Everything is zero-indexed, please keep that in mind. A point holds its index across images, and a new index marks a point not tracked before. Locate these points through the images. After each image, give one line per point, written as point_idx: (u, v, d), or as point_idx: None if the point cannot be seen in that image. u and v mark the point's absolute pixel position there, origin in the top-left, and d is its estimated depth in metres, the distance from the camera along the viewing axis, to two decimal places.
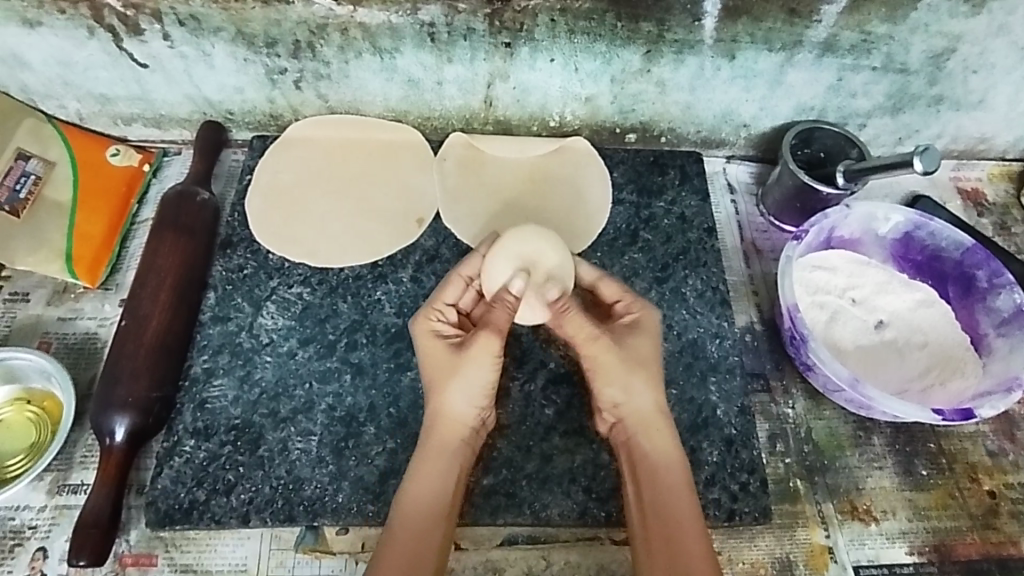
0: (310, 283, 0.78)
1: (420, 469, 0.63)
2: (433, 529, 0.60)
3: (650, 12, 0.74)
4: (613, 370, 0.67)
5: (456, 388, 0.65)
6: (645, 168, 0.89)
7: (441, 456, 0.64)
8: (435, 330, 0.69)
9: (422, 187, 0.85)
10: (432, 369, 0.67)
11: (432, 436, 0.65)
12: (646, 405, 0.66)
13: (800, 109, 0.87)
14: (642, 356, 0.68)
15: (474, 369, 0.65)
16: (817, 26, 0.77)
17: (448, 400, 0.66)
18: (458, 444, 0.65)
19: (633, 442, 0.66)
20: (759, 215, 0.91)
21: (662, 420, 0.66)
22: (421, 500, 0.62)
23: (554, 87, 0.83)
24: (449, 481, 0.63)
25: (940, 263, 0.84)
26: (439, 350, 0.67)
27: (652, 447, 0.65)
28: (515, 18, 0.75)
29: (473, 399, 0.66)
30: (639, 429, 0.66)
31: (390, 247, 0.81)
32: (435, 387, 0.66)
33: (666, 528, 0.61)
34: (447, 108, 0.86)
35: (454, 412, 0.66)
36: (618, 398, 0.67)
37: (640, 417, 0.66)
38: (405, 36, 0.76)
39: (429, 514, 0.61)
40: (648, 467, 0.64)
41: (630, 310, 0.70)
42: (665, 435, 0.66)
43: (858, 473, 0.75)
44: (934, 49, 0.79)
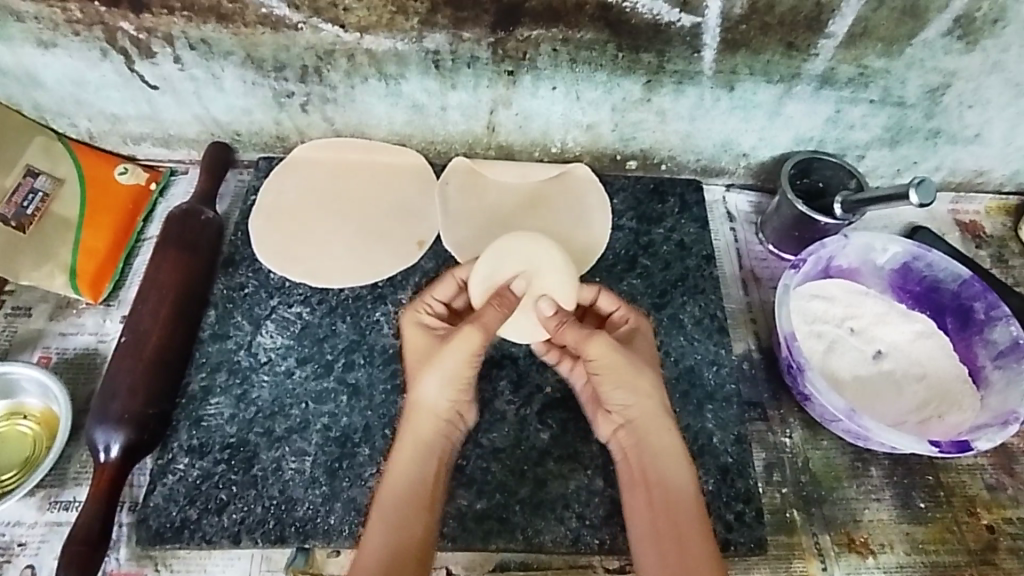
0: (310, 303, 0.79)
1: (397, 458, 0.63)
2: (411, 521, 0.59)
3: (651, 44, 0.76)
4: (622, 373, 0.65)
5: (431, 375, 0.65)
6: (645, 196, 0.90)
7: (418, 444, 0.64)
8: (422, 322, 0.71)
9: (423, 210, 0.86)
10: (417, 360, 0.69)
11: (409, 424, 0.65)
12: (648, 405, 0.65)
13: (799, 140, 0.88)
14: (643, 360, 0.68)
15: (451, 358, 0.65)
16: (815, 59, 0.78)
17: (422, 387, 0.65)
18: (435, 434, 0.64)
19: (641, 445, 0.64)
20: (758, 243, 0.92)
21: (666, 420, 0.65)
22: (398, 489, 0.61)
23: (556, 114, 0.84)
24: (426, 470, 0.63)
25: (938, 294, 0.85)
26: (422, 342, 0.69)
27: (656, 448, 0.64)
28: (519, 47, 0.76)
29: (447, 388, 0.65)
30: (644, 429, 0.65)
31: (390, 268, 0.82)
32: (414, 377, 0.67)
33: (677, 524, 0.60)
34: (451, 133, 0.87)
35: (429, 399, 0.65)
36: (624, 401, 0.66)
37: (647, 418, 0.65)
38: (410, 63, 0.78)
39: (405, 504, 0.60)
40: (653, 467, 0.63)
41: (625, 321, 0.72)
42: (671, 436, 0.65)
43: (856, 505, 0.75)
44: (931, 84, 0.80)
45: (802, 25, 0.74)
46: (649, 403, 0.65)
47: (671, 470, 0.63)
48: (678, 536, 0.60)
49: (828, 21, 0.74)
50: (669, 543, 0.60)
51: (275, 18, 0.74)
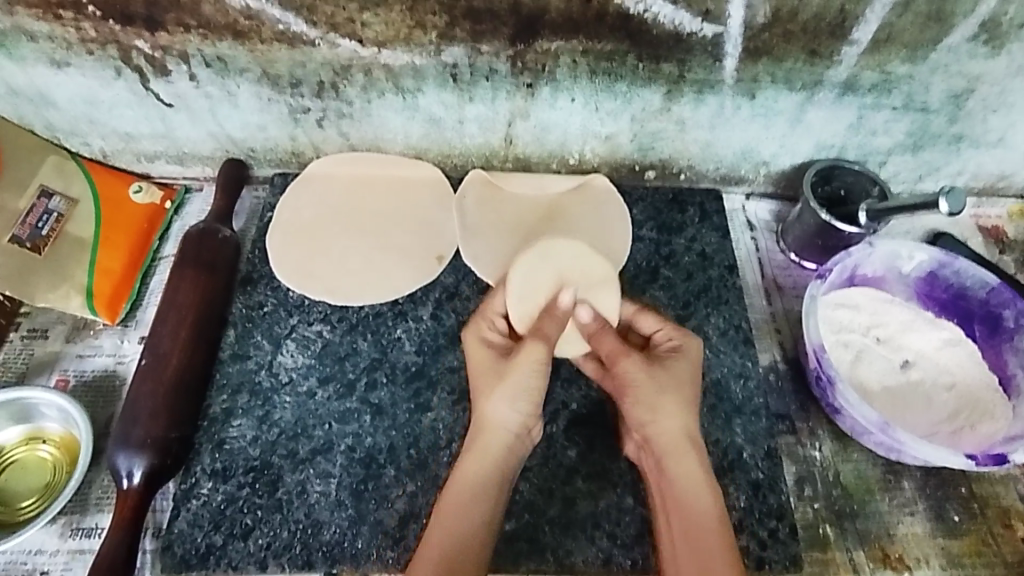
0: (330, 321, 0.78)
1: (462, 475, 0.63)
2: (472, 534, 0.59)
3: (671, 53, 0.75)
4: (642, 390, 0.65)
5: (498, 395, 0.65)
6: (665, 206, 0.90)
7: (484, 459, 0.63)
8: (483, 338, 0.71)
9: (442, 224, 0.85)
10: (479, 376, 0.68)
11: (475, 438, 0.65)
12: (672, 426, 0.64)
13: (820, 147, 0.87)
14: (678, 381, 0.66)
15: (522, 376, 0.65)
16: (838, 66, 0.77)
17: (490, 404, 0.65)
18: (503, 451, 0.64)
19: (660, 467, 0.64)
20: (780, 252, 0.91)
21: (689, 444, 0.64)
22: (463, 496, 0.61)
23: (575, 126, 0.83)
24: (491, 485, 0.62)
25: (965, 301, 0.83)
26: (483, 359, 0.69)
27: (676, 472, 0.63)
28: (537, 60, 0.75)
29: (516, 406, 0.65)
30: (664, 451, 0.64)
31: (411, 284, 0.81)
32: (479, 393, 0.67)
33: (695, 547, 0.59)
34: (467, 146, 0.86)
35: (498, 417, 0.65)
36: (644, 420, 0.65)
37: (666, 439, 0.64)
38: (427, 77, 0.77)
39: (468, 513, 0.60)
40: (672, 491, 0.63)
41: (669, 339, 0.70)
42: (692, 462, 0.64)
43: (888, 519, 0.73)
44: (954, 89, 0.79)
45: (825, 32, 0.73)
46: (663, 424, 0.64)
47: (689, 491, 0.62)
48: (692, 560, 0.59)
49: (851, 28, 0.73)
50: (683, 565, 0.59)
51: (292, 35, 0.73)
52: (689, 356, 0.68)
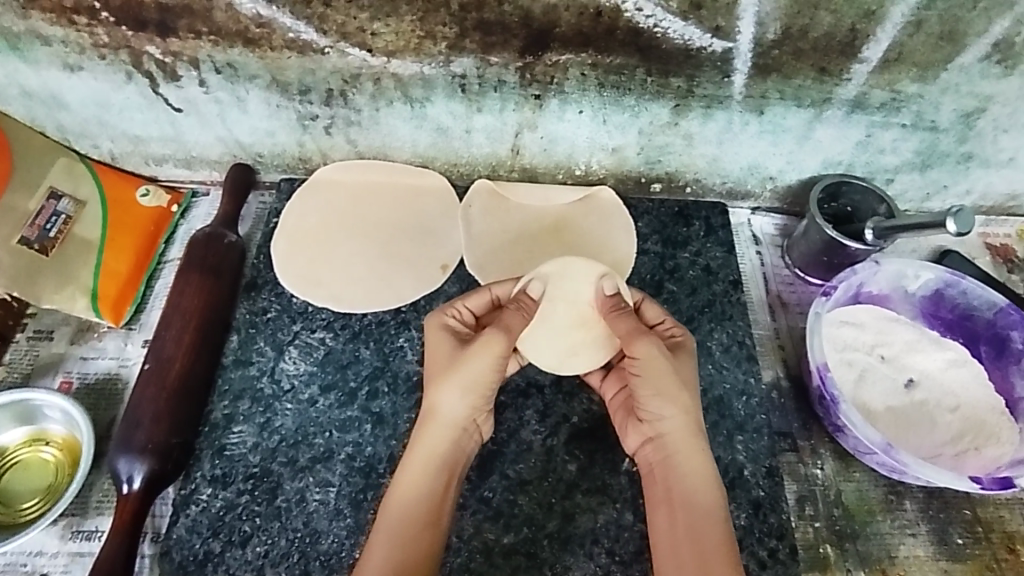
0: (333, 328, 0.78)
1: (408, 466, 0.63)
2: (417, 532, 0.59)
3: (681, 69, 0.74)
4: (663, 381, 0.64)
5: (450, 385, 0.65)
6: (670, 219, 0.90)
7: (430, 451, 0.63)
8: (446, 325, 0.69)
9: (447, 234, 0.86)
10: (436, 364, 0.68)
11: (423, 426, 0.65)
12: (681, 421, 0.64)
13: (827, 163, 0.87)
14: (684, 377, 0.66)
15: (476, 364, 0.64)
16: (847, 84, 0.76)
17: (440, 396, 0.65)
18: (446, 443, 0.64)
19: (670, 463, 0.64)
20: (785, 267, 0.91)
21: (697, 441, 0.64)
22: (407, 489, 0.61)
23: (583, 139, 0.83)
24: (439, 476, 0.63)
25: (971, 322, 0.83)
26: (441, 346, 0.68)
27: (688, 468, 0.63)
28: (547, 72, 0.75)
29: (467, 397, 0.65)
30: (677, 448, 0.64)
31: (415, 293, 0.82)
32: (432, 382, 0.66)
33: (700, 549, 0.58)
34: (474, 156, 0.87)
35: (446, 407, 0.65)
36: (662, 412, 0.65)
37: (680, 436, 0.64)
38: (437, 87, 0.77)
39: (415, 504, 0.60)
40: (681, 493, 0.62)
41: (671, 332, 0.70)
42: (701, 460, 0.63)
43: (890, 540, 0.73)
44: (965, 108, 0.79)
45: (835, 50, 0.72)
46: (662, 408, 0.65)
47: (701, 493, 0.61)
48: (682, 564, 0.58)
49: (862, 47, 0.72)
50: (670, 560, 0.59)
51: (302, 43, 0.73)
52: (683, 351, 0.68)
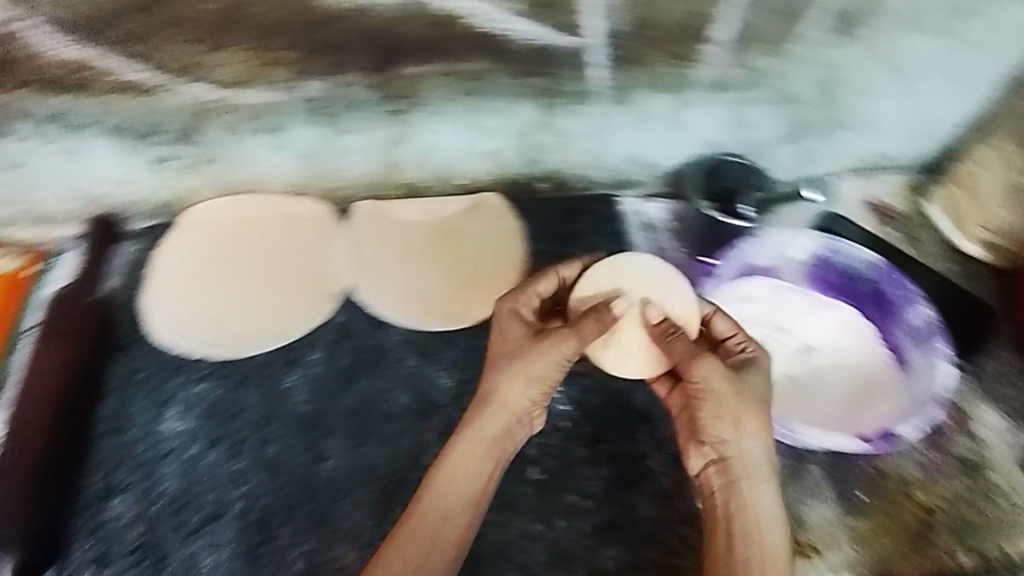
0: (215, 377, 0.75)
1: (456, 453, 0.66)
2: (445, 528, 0.62)
3: (540, 70, 0.73)
4: (722, 403, 0.66)
5: (513, 377, 0.68)
6: (559, 217, 0.89)
7: (467, 453, 0.66)
8: (517, 312, 0.72)
9: (332, 261, 0.83)
10: (499, 351, 0.70)
11: (483, 411, 0.68)
12: (750, 448, 0.66)
13: (705, 145, 0.87)
14: (756, 395, 0.67)
15: (543, 364, 0.68)
16: (705, 66, 0.77)
17: (506, 386, 0.68)
18: (497, 432, 0.67)
19: (734, 490, 0.65)
20: (681, 251, 0.88)
21: (767, 472, 0.66)
22: (448, 482, 0.64)
23: (457, 148, 0.82)
24: (483, 467, 0.66)
25: (855, 283, 0.85)
26: (513, 335, 0.70)
27: (757, 497, 0.64)
28: (405, 86, 0.73)
29: (532, 391, 0.68)
30: (744, 476, 0.65)
31: (301, 327, 0.78)
32: (495, 368, 0.70)
33: None
34: (351, 176, 0.83)
35: (510, 396, 0.68)
36: (726, 435, 0.66)
37: (748, 463, 0.66)
38: (293, 112, 0.74)
39: (455, 497, 0.64)
40: (754, 537, 0.62)
41: (745, 347, 0.70)
42: (766, 488, 0.65)
43: (797, 506, 0.75)
44: (820, 79, 0.81)
45: (686, 35, 0.73)
46: (761, 406, 0.67)
47: (765, 529, 0.62)
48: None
49: (712, 28, 0.72)
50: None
51: (138, 83, 0.69)
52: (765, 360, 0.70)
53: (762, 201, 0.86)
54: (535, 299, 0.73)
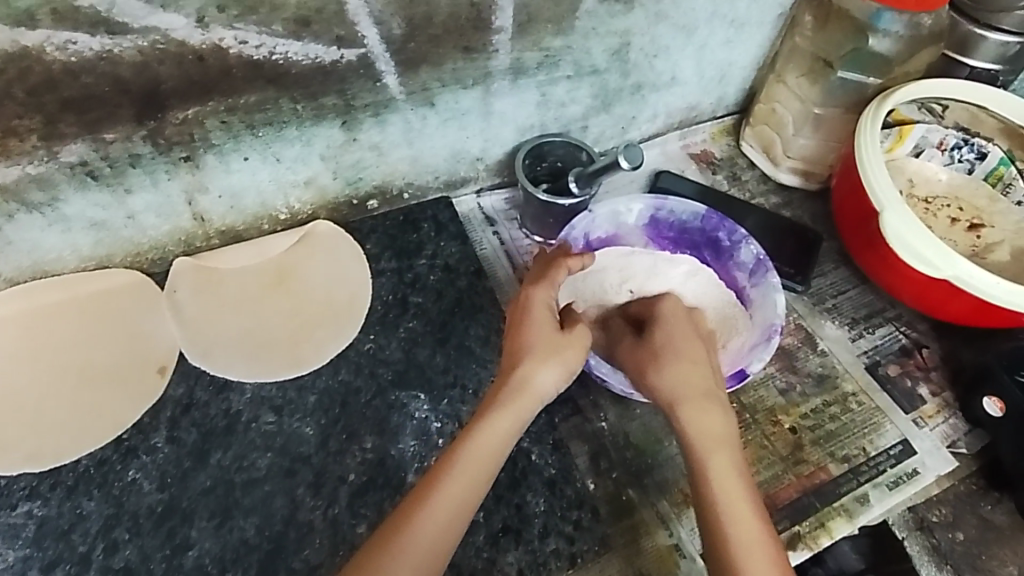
0: (40, 494, 0.67)
1: (481, 451, 0.60)
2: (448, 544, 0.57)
3: (326, 87, 0.70)
4: (660, 354, 0.71)
5: (559, 366, 0.65)
6: (397, 230, 0.86)
7: (505, 440, 0.62)
8: (549, 302, 0.68)
9: (153, 331, 0.75)
10: (544, 336, 0.66)
11: (513, 397, 0.63)
12: (687, 383, 0.69)
13: (522, 129, 0.87)
14: (677, 338, 0.72)
15: (578, 354, 0.66)
16: (496, 55, 0.76)
17: (539, 371, 0.64)
18: (528, 418, 0.64)
19: (688, 424, 0.67)
20: (525, 238, 0.89)
21: (713, 405, 0.68)
22: (468, 483, 0.59)
23: (265, 183, 0.76)
24: (504, 460, 0.62)
25: (688, 234, 0.89)
26: (548, 322, 0.67)
27: (702, 434, 0.66)
28: (181, 131, 0.67)
29: (561, 381, 0.65)
30: (686, 413, 0.67)
31: (133, 413, 0.71)
32: (538, 353, 0.65)
33: (734, 523, 0.62)
34: (155, 239, 0.76)
35: (547, 384, 0.64)
36: (664, 380, 0.69)
37: (691, 400, 0.68)
38: (59, 183, 0.66)
39: (470, 496, 0.59)
40: (742, 519, 0.62)
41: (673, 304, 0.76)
42: (713, 417, 0.67)
43: (681, 460, 0.77)
44: (612, 47, 0.83)
45: (467, 28, 0.72)
46: (679, 344, 0.72)
47: (717, 466, 0.65)
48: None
49: (491, 17, 0.72)
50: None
51: None
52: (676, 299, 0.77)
53: (581, 175, 0.81)
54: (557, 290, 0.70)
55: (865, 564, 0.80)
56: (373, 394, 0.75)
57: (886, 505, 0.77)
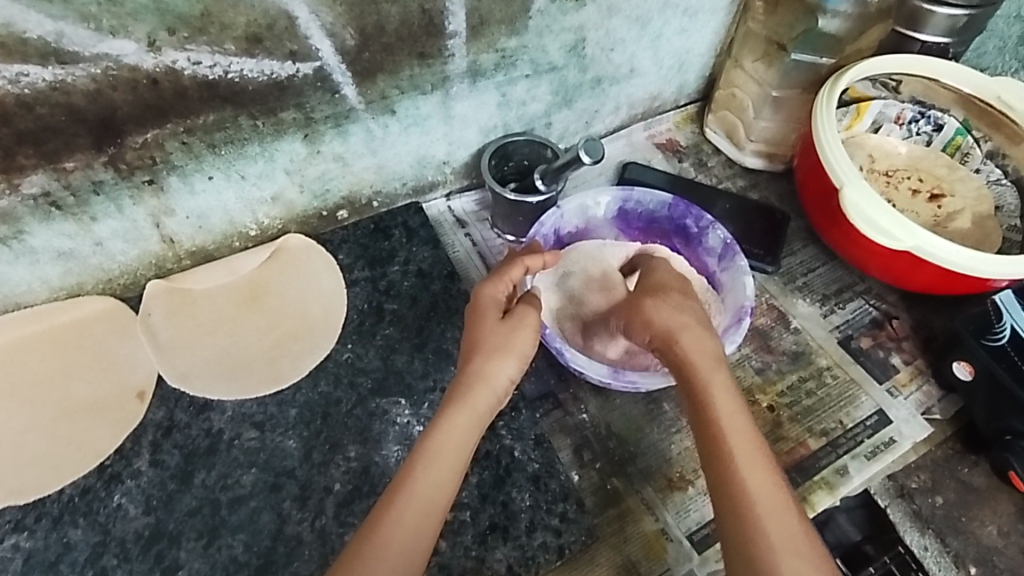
0: (25, 526, 0.67)
1: (442, 446, 0.61)
2: (423, 538, 0.58)
3: (283, 102, 0.71)
4: (660, 294, 0.72)
5: (509, 358, 0.65)
6: (369, 239, 0.87)
7: (467, 433, 0.62)
8: (496, 298, 0.68)
9: (129, 358, 0.75)
10: (492, 332, 0.66)
11: (468, 392, 0.64)
12: (682, 314, 0.69)
13: (486, 130, 0.88)
14: (672, 283, 0.74)
15: (526, 342, 0.66)
16: (453, 59, 0.77)
17: (494, 365, 0.65)
18: (487, 409, 0.64)
19: (691, 349, 0.67)
20: (497, 238, 0.90)
21: (706, 331, 0.69)
22: (433, 477, 0.59)
23: (232, 202, 0.77)
24: (468, 452, 0.62)
25: (656, 223, 0.90)
26: (493, 317, 0.67)
27: (703, 357, 0.66)
28: (141, 155, 0.67)
29: (516, 370, 0.66)
30: (686, 337, 0.67)
31: (113, 441, 0.71)
32: (488, 350, 0.65)
33: (739, 441, 0.62)
34: (125, 264, 0.76)
35: (500, 375, 0.65)
36: (661, 311, 0.70)
37: (689, 327, 0.68)
38: (23, 216, 0.66)
39: (438, 491, 0.59)
40: (743, 439, 0.62)
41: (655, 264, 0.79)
42: (707, 342, 0.68)
43: (662, 446, 0.78)
44: (568, 43, 0.84)
45: (421, 34, 0.73)
46: (675, 291, 0.73)
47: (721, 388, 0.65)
48: (797, 527, 0.59)
49: (444, 22, 0.73)
50: (778, 515, 0.59)
51: None
52: (660, 267, 0.78)
53: (547, 171, 0.82)
54: (510, 286, 0.70)
55: (861, 534, 0.79)
56: (354, 404, 0.75)
57: (866, 474, 0.79)
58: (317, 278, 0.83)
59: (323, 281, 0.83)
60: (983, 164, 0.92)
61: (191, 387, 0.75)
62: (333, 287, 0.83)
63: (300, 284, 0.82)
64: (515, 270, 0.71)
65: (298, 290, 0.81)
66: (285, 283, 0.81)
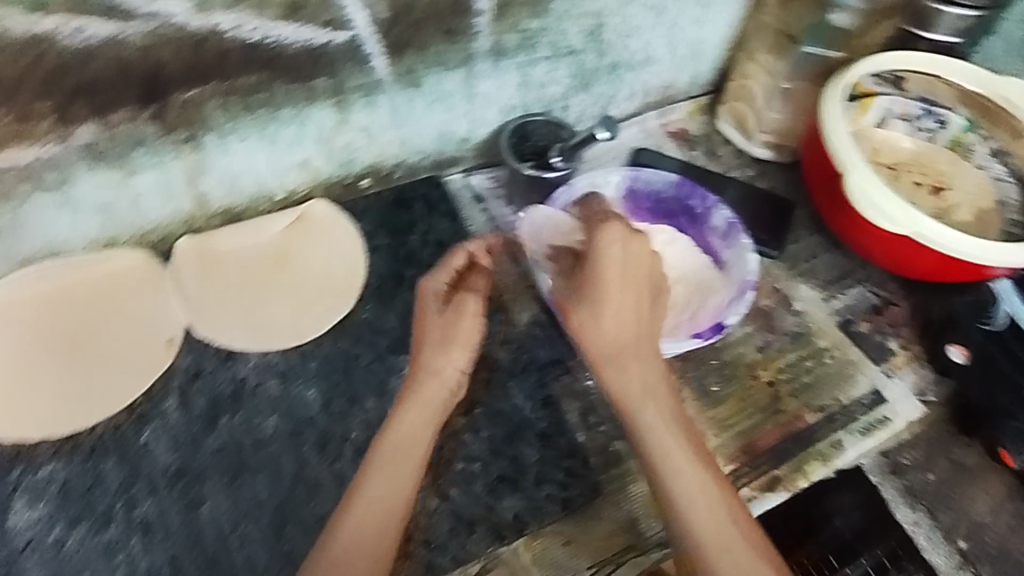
0: (63, 457, 0.71)
1: (395, 441, 0.66)
2: (386, 529, 0.62)
3: (317, 69, 0.74)
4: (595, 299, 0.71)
5: (455, 346, 0.71)
6: (391, 208, 0.90)
7: (420, 426, 0.68)
8: (432, 288, 0.74)
9: (161, 307, 0.79)
10: (434, 324, 0.72)
11: (421, 389, 0.70)
12: (617, 328, 0.70)
13: (506, 110, 0.92)
14: (604, 280, 0.71)
15: (468, 328, 0.72)
16: (478, 37, 0.81)
17: (440, 356, 0.71)
18: (439, 400, 0.70)
19: (621, 370, 0.70)
20: (512, 214, 0.93)
21: (638, 347, 0.71)
22: (391, 469, 0.65)
23: (263, 165, 0.81)
24: (425, 445, 0.68)
25: (664, 202, 0.93)
26: (436, 308, 0.73)
27: (634, 374, 0.70)
28: (183, 114, 0.72)
29: (465, 358, 0.72)
30: (615, 358, 0.70)
31: (143, 383, 0.75)
32: (432, 340, 0.72)
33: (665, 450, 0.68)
34: (158, 219, 0.80)
35: (449, 365, 0.71)
36: (590, 328, 0.70)
37: (618, 345, 0.70)
38: (70, 166, 0.70)
39: (395, 482, 0.64)
40: (678, 458, 0.67)
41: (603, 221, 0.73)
42: (636, 361, 0.70)
43: None
44: (588, 28, 0.87)
45: (449, 11, 0.76)
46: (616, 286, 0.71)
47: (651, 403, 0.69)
48: (730, 523, 0.65)
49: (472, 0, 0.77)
50: (709, 511, 0.65)
51: None
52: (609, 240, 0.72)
53: (564, 148, 0.88)
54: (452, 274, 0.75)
55: None
56: (372, 359, 0.79)
57: (859, 449, 0.82)
58: (338, 241, 0.86)
59: (345, 245, 0.86)
60: (987, 160, 0.95)
61: (216, 338, 0.78)
62: (353, 249, 0.86)
63: (321, 248, 0.85)
64: (458, 259, 0.76)
65: (320, 253, 0.85)
66: (308, 246, 0.85)
